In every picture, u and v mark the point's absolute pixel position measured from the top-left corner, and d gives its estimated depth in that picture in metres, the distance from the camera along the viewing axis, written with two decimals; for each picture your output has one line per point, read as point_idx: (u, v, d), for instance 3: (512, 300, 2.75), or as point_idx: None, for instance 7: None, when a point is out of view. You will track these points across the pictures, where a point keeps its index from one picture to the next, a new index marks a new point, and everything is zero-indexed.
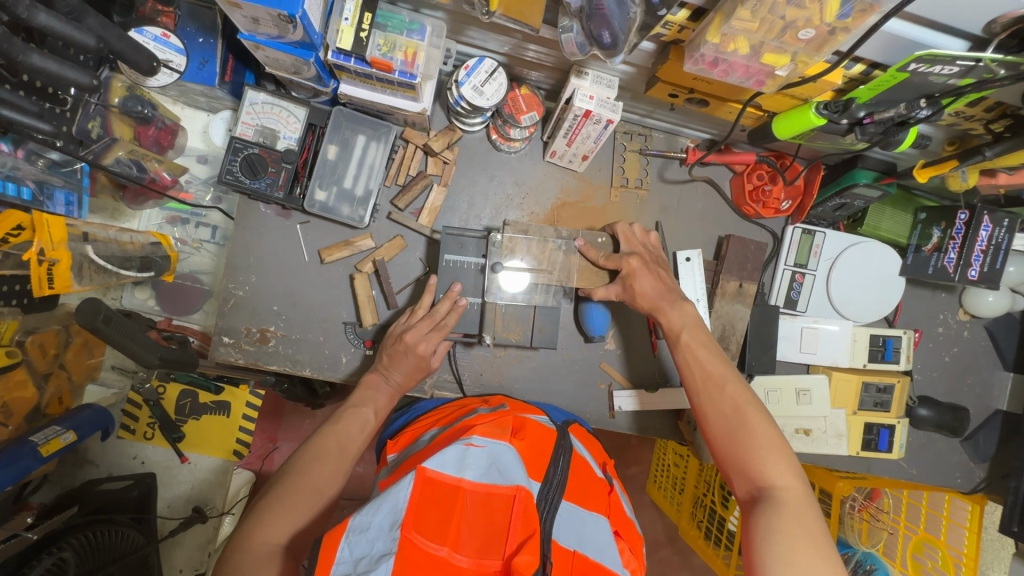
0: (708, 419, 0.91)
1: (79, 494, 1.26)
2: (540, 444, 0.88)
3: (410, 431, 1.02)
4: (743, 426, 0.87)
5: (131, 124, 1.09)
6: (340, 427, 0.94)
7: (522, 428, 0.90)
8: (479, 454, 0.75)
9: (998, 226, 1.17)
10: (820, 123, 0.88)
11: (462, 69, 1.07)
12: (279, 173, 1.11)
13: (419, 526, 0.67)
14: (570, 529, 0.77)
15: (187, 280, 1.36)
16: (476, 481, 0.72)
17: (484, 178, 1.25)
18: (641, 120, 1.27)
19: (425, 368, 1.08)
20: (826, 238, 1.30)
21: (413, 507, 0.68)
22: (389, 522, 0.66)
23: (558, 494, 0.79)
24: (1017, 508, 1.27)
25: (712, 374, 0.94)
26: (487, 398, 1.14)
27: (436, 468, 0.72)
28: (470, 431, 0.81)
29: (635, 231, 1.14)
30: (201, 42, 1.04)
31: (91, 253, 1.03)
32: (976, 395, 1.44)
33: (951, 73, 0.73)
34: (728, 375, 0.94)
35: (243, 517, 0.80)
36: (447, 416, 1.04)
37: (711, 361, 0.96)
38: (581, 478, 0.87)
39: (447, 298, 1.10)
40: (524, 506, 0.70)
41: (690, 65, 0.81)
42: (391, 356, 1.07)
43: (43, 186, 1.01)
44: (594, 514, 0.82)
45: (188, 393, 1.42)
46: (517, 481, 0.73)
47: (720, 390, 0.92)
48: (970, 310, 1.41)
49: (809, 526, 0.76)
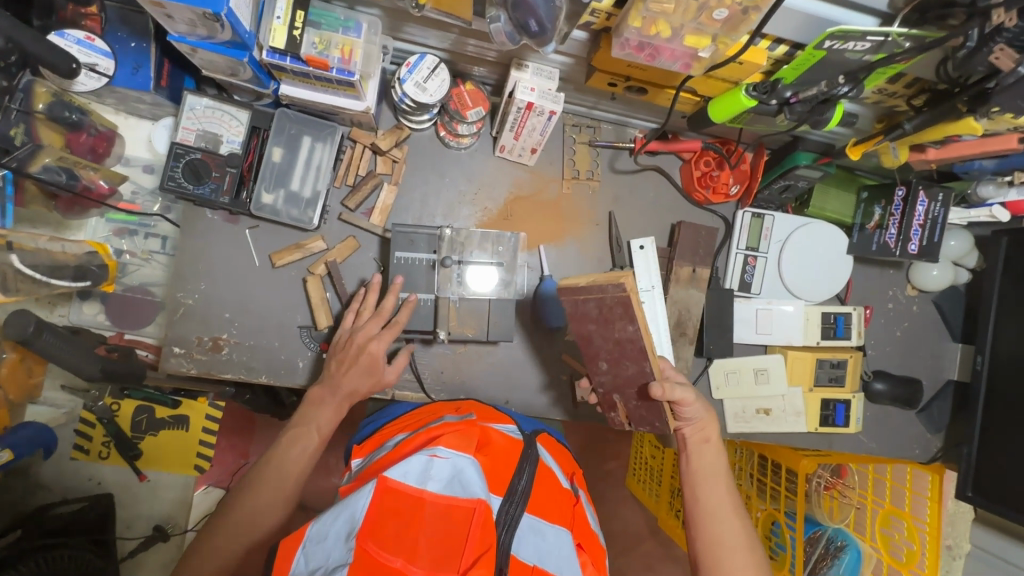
0: (711, 547, 0.93)
1: (31, 518, 1.22)
2: (504, 458, 0.88)
3: (377, 436, 1.02)
4: (743, 564, 0.91)
5: (61, 130, 1.05)
6: (278, 454, 0.93)
7: (489, 443, 0.89)
8: (443, 467, 0.76)
9: (933, 202, 1.19)
10: (751, 105, 0.90)
11: (404, 67, 1.07)
12: (223, 177, 1.10)
13: (375, 536, 0.68)
14: (531, 545, 0.78)
15: (136, 293, 1.31)
16: (438, 492, 0.73)
17: (435, 176, 1.25)
18: (589, 113, 1.28)
19: (377, 378, 1.03)
20: (775, 221, 1.34)
21: (371, 516, 0.70)
22: (345, 532, 0.70)
23: (520, 508, 0.80)
24: (969, 473, 1.30)
25: (716, 504, 0.96)
26: (457, 402, 1.14)
27: (398, 477, 0.74)
28: (436, 441, 0.82)
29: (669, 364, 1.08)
30: (134, 46, 1.01)
31: (17, 263, 0.97)
32: (928, 366, 1.48)
33: (865, 49, 0.76)
34: (736, 507, 0.97)
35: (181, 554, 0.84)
36: (415, 422, 1.03)
37: (724, 489, 0.98)
38: (548, 489, 0.88)
39: (393, 293, 1.07)
40: (483, 520, 0.71)
41: (617, 51, 0.81)
42: (341, 361, 1.03)
43: None
44: (556, 526, 0.82)
45: (144, 408, 1.36)
46: (477, 494, 0.73)
47: (727, 519, 0.95)
48: (917, 286, 1.45)
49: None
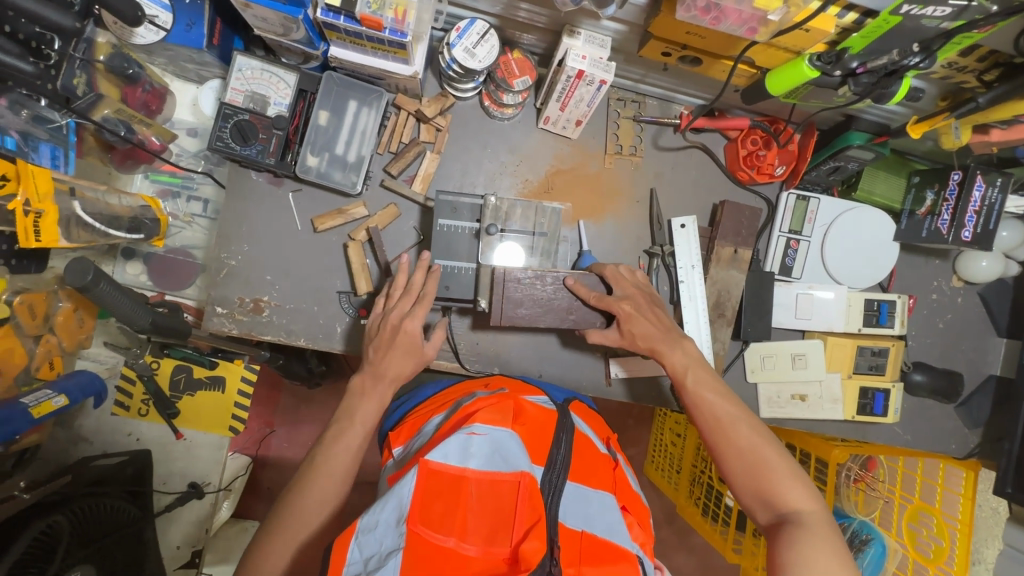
0: (726, 460, 0.94)
1: (73, 468, 1.24)
2: (539, 428, 0.90)
3: (412, 421, 1.02)
4: (761, 460, 0.91)
5: (118, 84, 1.06)
6: (331, 454, 0.91)
7: (522, 413, 0.91)
8: (482, 442, 0.78)
9: (991, 187, 1.16)
10: (813, 76, 0.88)
11: (453, 31, 1.05)
12: (270, 139, 1.10)
13: (424, 519, 0.69)
14: (577, 510, 0.79)
15: (178, 254, 1.34)
16: (480, 470, 0.75)
17: (477, 146, 1.24)
18: (635, 86, 1.26)
19: (419, 355, 1.02)
20: (820, 204, 1.31)
21: (418, 499, 0.71)
22: (395, 518, 0.69)
23: (562, 477, 0.80)
24: (1010, 470, 1.28)
25: (719, 417, 0.97)
26: (486, 379, 1.13)
27: (439, 460, 0.74)
28: (470, 419, 0.82)
29: (623, 272, 1.15)
30: (189, 4, 1.01)
31: (79, 211, 0.99)
32: (971, 360, 1.45)
33: (944, 15, 0.73)
34: (739, 415, 0.97)
35: (246, 550, 0.84)
36: (445, 403, 1.04)
37: (720, 402, 0.98)
38: (584, 457, 0.90)
39: (421, 268, 1.08)
40: (529, 493, 0.73)
41: (681, 13, 0.79)
42: (379, 346, 1.02)
43: (28, 137, 0.97)
44: (600, 491, 0.85)
45: (182, 368, 1.39)
46: (520, 467, 0.75)
47: (733, 429, 0.95)
48: (964, 277, 1.41)
49: (835, 534, 0.83)
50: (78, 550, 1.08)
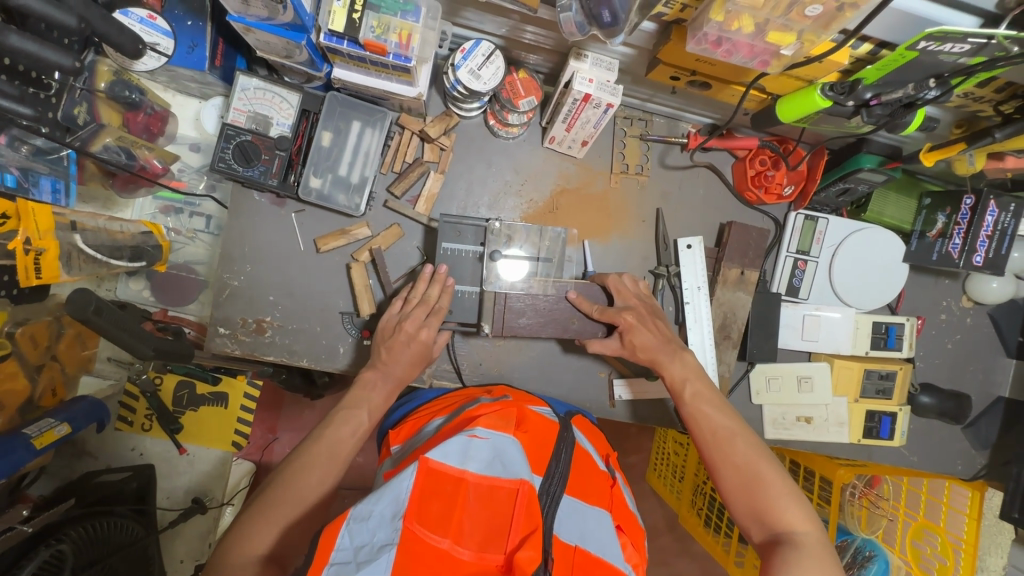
0: (721, 474, 0.93)
1: (78, 486, 1.24)
2: (543, 437, 0.88)
3: (412, 421, 1.01)
4: (757, 477, 0.90)
5: (119, 110, 1.06)
6: (331, 433, 0.91)
7: (525, 419, 0.90)
8: (482, 447, 0.76)
9: (1003, 212, 1.14)
10: (825, 105, 0.85)
11: (458, 52, 1.03)
12: (272, 160, 1.09)
13: (420, 518, 0.68)
14: (572, 524, 0.78)
15: (181, 271, 1.33)
16: (479, 474, 0.73)
17: (481, 164, 1.23)
18: (642, 105, 1.24)
19: (424, 354, 1.07)
20: (829, 224, 1.29)
21: (416, 496, 0.69)
22: (390, 513, 0.67)
23: (559, 488, 0.79)
24: (1017, 495, 1.26)
25: (715, 429, 0.96)
26: (489, 388, 1.15)
27: (439, 459, 0.73)
28: (473, 423, 0.82)
29: (626, 281, 1.14)
30: (190, 25, 1.00)
31: (80, 243, 0.99)
32: (978, 381, 1.43)
33: (962, 51, 0.71)
34: (736, 429, 0.96)
35: (229, 526, 0.79)
36: (448, 406, 1.04)
37: (717, 416, 0.98)
38: (582, 471, 0.89)
39: (436, 280, 1.10)
40: (527, 501, 0.72)
41: (692, 46, 0.79)
42: (390, 348, 1.05)
43: (28, 173, 0.95)
44: (596, 508, 0.83)
45: (185, 384, 1.40)
46: (519, 474, 0.74)
47: (730, 443, 0.94)
48: (973, 297, 1.40)
49: (829, 558, 0.81)
50: (85, 570, 1.09)
